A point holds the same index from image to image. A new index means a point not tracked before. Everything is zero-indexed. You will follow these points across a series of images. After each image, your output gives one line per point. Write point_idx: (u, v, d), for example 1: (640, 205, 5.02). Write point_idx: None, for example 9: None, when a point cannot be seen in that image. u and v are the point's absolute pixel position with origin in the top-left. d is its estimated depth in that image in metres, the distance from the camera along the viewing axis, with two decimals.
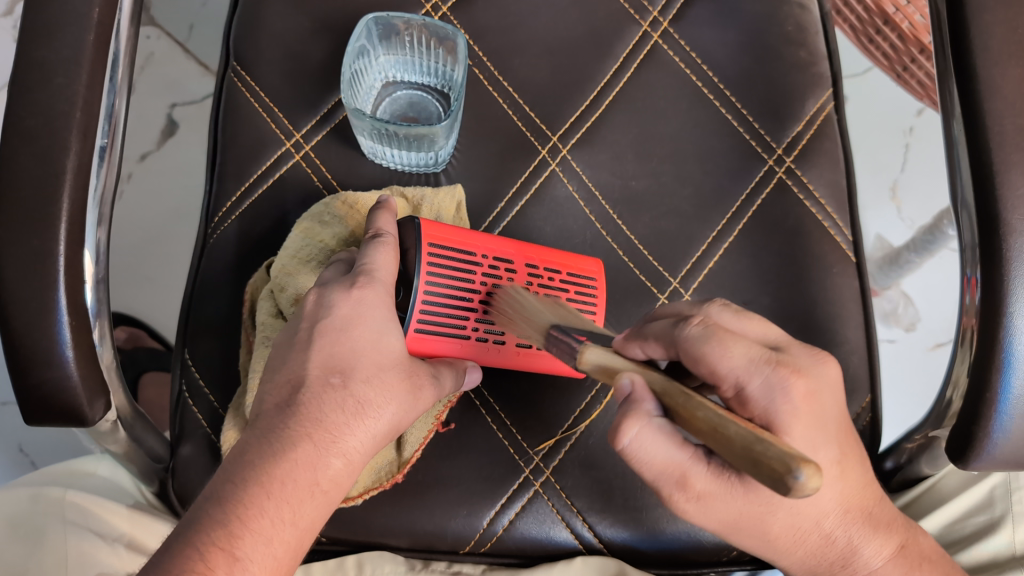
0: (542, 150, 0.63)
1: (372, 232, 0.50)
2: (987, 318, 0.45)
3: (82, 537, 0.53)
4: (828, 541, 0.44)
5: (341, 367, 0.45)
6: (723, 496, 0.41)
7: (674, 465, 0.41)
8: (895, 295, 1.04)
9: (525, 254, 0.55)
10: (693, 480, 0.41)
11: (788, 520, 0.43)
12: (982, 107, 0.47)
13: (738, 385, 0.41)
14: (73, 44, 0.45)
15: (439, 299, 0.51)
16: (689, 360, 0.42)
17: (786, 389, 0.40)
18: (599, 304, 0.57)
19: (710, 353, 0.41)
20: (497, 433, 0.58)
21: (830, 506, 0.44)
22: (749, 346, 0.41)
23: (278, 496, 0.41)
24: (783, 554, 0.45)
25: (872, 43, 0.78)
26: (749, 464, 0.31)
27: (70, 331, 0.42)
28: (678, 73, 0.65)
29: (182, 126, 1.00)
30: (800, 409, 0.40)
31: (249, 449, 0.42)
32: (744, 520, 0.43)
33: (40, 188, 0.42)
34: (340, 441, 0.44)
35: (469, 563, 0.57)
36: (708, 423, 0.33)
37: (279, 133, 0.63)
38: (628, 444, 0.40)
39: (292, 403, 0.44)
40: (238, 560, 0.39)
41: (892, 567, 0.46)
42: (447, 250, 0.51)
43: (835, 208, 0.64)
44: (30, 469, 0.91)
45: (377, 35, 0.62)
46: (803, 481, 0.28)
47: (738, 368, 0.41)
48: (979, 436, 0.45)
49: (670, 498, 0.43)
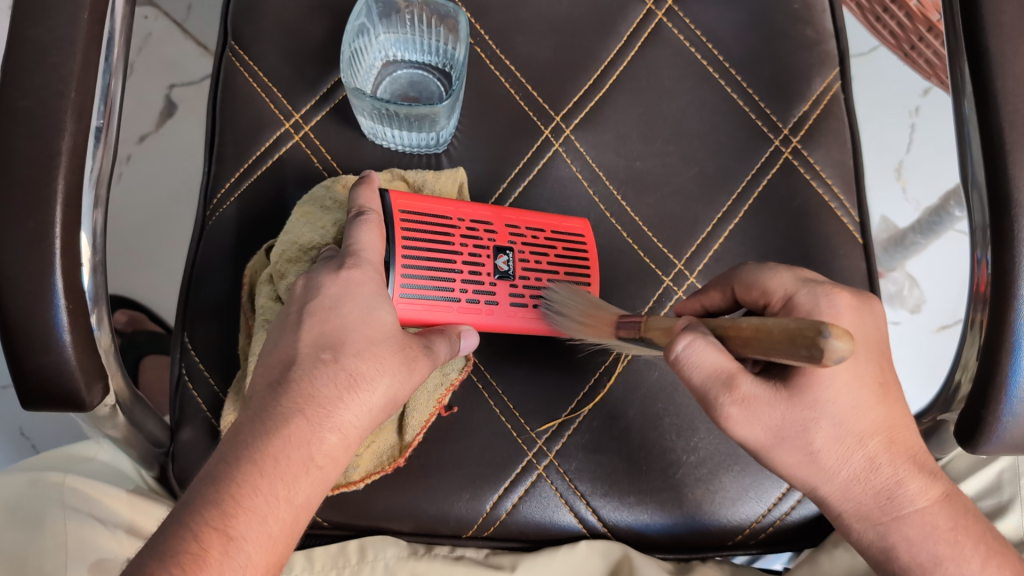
0: (546, 130, 0.62)
1: (355, 210, 0.50)
2: (997, 300, 0.45)
3: (82, 522, 0.52)
4: (873, 467, 0.44)
5: (333, 342, 0.44)
6: (771, 402, 0.42)
7: (725, 367, 0.41)
8: (900, 278, 1.04)
9: (503, 217, 0.55)
10: (740, 382, 0.42)
11: (832, 432, 0.43)
12: (993, 85, 0.47)
13: (787, 297, 0.45)
14: (68, 23, 0.44)
15: (420, 263, 0.51)
16: (742, 286, 0.48)
17: (831, 297, 0.44)
18: (590, 260, 0.56)
19: (761, 275, 0.47)
20: (499, 416, 0.58)
21: (875, 427, 0.44)
22: (798, 271, 0.46)
23: (272, 473, 0.40)
24: (824, 478, 0.44)
25: (880, 21, 0.77)
26: (786, 344, 0.33)
27: (66, 314, 0.41)
28: (684, 52, 0.64)
29: (181, 107, 0.99)
30: (844, 314, 0.43)
31: (243, 429, 0.42)
32: (788, 427, 0.43)
33: (33, 170, 0.41)
34: (334, 415, 0.43)
35: (472, 548, 0.57)
36: (751, 328, 0.37)
37: (278, 114, 0.62)
38: (682, 351, 0.41)
39: (284, 380, 0.43)
40: (232, 540, 0.38)
41: (940, 510, 0.44)
42: (420, 215, 0.52)
43: (841, 188, 0.63)
44: (30, 452, 0.91)
45: (378, 13, 0.61)
46: (831, 341, 0.30)
47: (789, 284, 0.45)
48: (988, 419, 0.44)
49: (713, 407, 0.43)
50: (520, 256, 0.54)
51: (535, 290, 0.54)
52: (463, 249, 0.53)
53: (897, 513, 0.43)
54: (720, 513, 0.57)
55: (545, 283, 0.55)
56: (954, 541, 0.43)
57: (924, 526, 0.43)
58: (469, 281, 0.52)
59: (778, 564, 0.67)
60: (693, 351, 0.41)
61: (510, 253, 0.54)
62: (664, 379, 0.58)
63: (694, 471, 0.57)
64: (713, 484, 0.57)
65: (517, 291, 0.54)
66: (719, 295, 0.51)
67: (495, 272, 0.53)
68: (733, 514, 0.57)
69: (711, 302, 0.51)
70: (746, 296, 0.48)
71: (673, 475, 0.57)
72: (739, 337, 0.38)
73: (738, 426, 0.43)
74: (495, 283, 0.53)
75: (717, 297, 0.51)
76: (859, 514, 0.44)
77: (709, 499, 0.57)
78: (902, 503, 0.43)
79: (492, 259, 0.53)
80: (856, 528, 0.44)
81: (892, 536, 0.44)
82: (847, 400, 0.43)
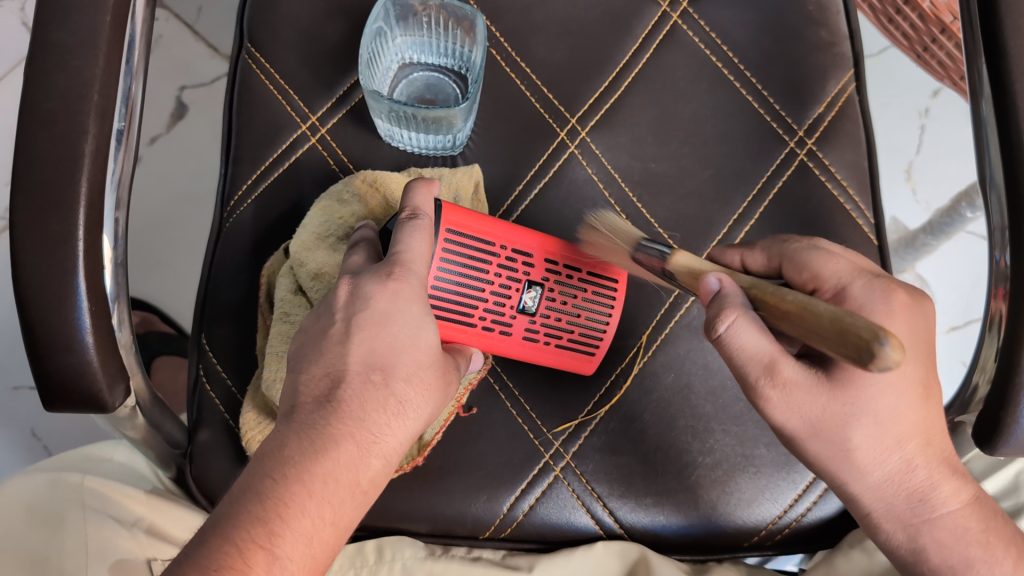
0: (561, 133, 0.62)
1: (409, 210, 0.49)
2: (1019, 305, 0.44)
3: (102, 524, 0.52)
4: (906, 468, 0.44)
5: (382, 363, 0.44)
6: (811, 391, 0.42)
7: (766, 352, 0.42)
8: (911, 279, 1.03)
9: (546, 249, 0.54)
10: (782, 368, 0.42)
11: (869, 431, 0.43)
12: (1012, 87, 0.47)
13: (840, 288, 0.45)
14: (89, 27, 0.44)
15: (449, 286, 0.51)
16: (790, 266, 0.47)
17: (886, 295, 0.44)
18: (616, 302, 0.56)
19: (813, 260, 0.46)
20: (516, 417, 0.58)
21: (914, 431, 0.44)
22: (850, 261, 0.46)
23: (319, 495, 0.40)
24: (858, 476, 0.44)
25: (891, 23, 0.77)
26: (838, 333, 0.33)
27: (89, 316, 0.41)
28: (698, 53, 0.64)
29: (191, 109, 0.99)
30: (897, 313, 0.43)
31: (286, 444, 0.41)
32: (826, 421, 0.43)
33: (58, 171, 0.42)
34: (380, 442, 0.43)
35: (489, 549, 0.57)
36: (797, 305, 0.37)
37: (294, 116, 0.62)
38: (724, 330, 0.41)
39: (332, 397, 0.43)
40: (278, 559, 0.38)
41: (971, 512, 0.45)
42: (464, 237, 0.51)
43: (856, 191, 0.63)
44: (43, 453, 0.91)
45: (394, 16, 0.61)
46: (887, 349, 0.30)
47: (843, 274, 0.45)
48: (1006, 420, 0.44)
49: (752, 386, 0.43)
50: (548, 294, 0.54)
51: (551, 328, 0.55)
52: (495, 279, 0.53)
53: (929, 515, 0.45)
54: (735, 515, 0.57)
55: (563, 324, 0.55)
56: (985, 542, 0.45)
57: (956, 528, 0.45)
58: (491, 310, 0.53)
59: (790, 565, 0.66)
60: (736, 329, 0.41)
61: (540, 289, 0.54)
62: (680, 381, 0.59)
63: (710, 473, 0.57)
64: (728, 485, 0.57)
65: (533, 326, 0.55)
66: (764, 260, 0.49)
67: (518, 306, 0.54)
68: (748, 515, 0.57)
69: (751, 261, 0.50)
70: (793, 276, 0.47)
71: (690, 477, 0.57)
72: (780, 310, 0.38)
73: (772, 408, 0.44)
74: (514, 316, 0.54)
75: (761, 264, 0.49)
76: (889, 514, 0.45)
77: (725, 500, 0.57)
78: (932, 506, 0.45)
79: (520, 294, 0.53)
80: (886, 528, 0.46)
81: (921, 538, 0.45)
82: (890, 400, 0.43)
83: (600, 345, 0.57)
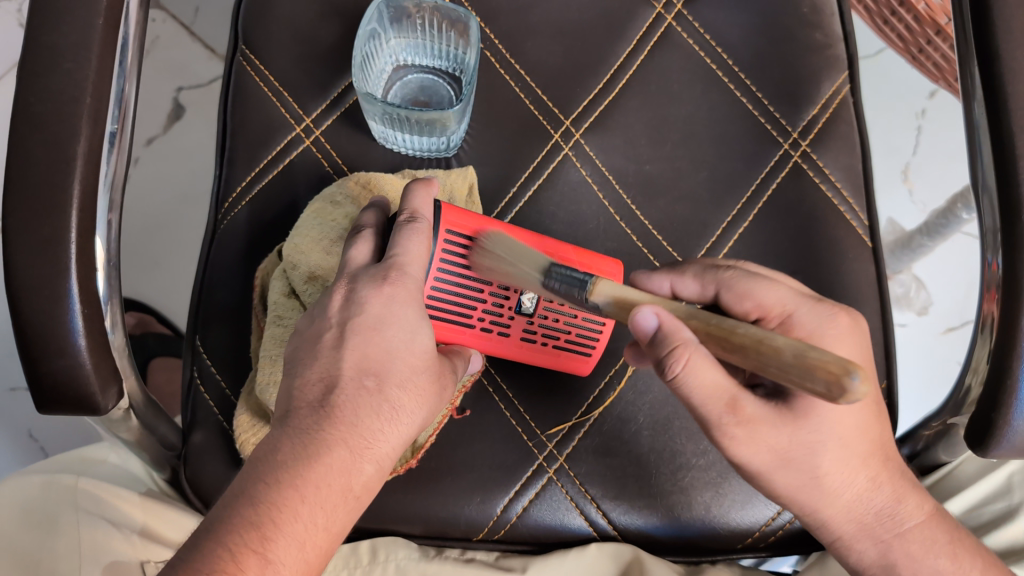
0: (555, 134, 0.62)
1: (408, 212, 0.49)
2: (1010, 308, 0.45)
3: (96, 527, 0.52)
4: (872, 485, 0.46)
5: (376, 369, 0.44)
6: (774, 423, 0.43)
7: (724, 388, 0.42)
8: (906, 279, 1.04)
9: (546, 249, 0.53)
10: (742, 404, 0.43)
11: (835, 453, 0.44)
12: (1004, 90, 0.47)
13: (787, 314, 0.47)
14: (81, 29, 0.44)
15: (448, 288, 0.52)
16: (729, 293, 0.48)
17: (832, 318, 0.46)
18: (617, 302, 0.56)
19: (755, 288, 0.47)
20: (509, 419, 0.58)
21: (871, 447, 0.46)
22: (788, 286, 0.48)
23: (312, 499, 0.40)
24: (826, 500, 0.45)
25: (887, 25, 0.78)
26: (800, 368, 0.33)
27: (81, 319, 0.41)
28: (692, 55, 0.64)
29: (188, 110, 0.99)
30: (845, 335, 0.46)
31: (279, 448, 0.41)
32: (794, 449, 0.44)
33: (51, 174, 0.42)
34: (374, 447, 0.43)
35: (482, 551, 0.57)
36: (751, 338, 0.36)
37: (289, 117, 0.62)
38: (679, 373, 0.40)
39: (326, 402, 0.43)
40: (270, 563, 0.38)
41: (933, 524, 0.47)
42: (464, 237, 0.51)
43: (851, 193, 0.63)
44: (39, 454, 0.91)
45: (388, 18, 0.61)
46: (856, 384, 0.31)
47: (789, 300, 0.47)
48: (998, 423, 0.44)
49: (710, 429, 0.43)
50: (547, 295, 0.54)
51: (550, 329, 0.55)
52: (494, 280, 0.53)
53: (898, 531, 0.47)
54: (728, 518, 0.57)
55: (562, 325, 0.55)
56: (953, 556, 0.46)
57: (925, 542, 0.46)
58: (489, 311, 0.53)
59: (784, 567, 0.66)
60: (691, 370, 0.40)
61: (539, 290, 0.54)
62: None
63: (703, 475, 0.57)
64: (721, 488, 0.57)
65: (531, 328, 0.55)
66: (699, 288, 0.50)
67: (516, 307, 0.54)
68: (742, 518, 0.57)
69: (683, 288, 0.51)
70: (733, 305, 0.48)
71: (683, 480, 0.57)
72: (728, 342, 0.38)
73: (735, 446, 0.44)
74: (512, 318, 0.54)
75: (695, 290, 0.50)
76: (860, 529, 0.47)
77: (719, 503, 0.57)
78: (902, 519, 0.47)
79: (518, 295, 0.53)
80: (858, 548, 0.47)
81: (893, 553, 0.46)
82: (849, 422, 0.45)
83: (597, 347, 0.57)
